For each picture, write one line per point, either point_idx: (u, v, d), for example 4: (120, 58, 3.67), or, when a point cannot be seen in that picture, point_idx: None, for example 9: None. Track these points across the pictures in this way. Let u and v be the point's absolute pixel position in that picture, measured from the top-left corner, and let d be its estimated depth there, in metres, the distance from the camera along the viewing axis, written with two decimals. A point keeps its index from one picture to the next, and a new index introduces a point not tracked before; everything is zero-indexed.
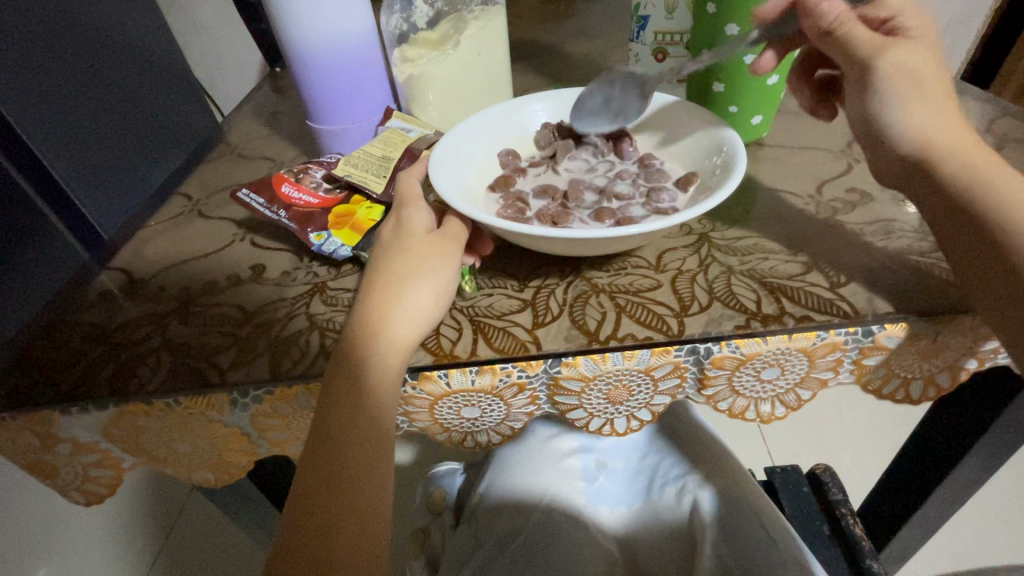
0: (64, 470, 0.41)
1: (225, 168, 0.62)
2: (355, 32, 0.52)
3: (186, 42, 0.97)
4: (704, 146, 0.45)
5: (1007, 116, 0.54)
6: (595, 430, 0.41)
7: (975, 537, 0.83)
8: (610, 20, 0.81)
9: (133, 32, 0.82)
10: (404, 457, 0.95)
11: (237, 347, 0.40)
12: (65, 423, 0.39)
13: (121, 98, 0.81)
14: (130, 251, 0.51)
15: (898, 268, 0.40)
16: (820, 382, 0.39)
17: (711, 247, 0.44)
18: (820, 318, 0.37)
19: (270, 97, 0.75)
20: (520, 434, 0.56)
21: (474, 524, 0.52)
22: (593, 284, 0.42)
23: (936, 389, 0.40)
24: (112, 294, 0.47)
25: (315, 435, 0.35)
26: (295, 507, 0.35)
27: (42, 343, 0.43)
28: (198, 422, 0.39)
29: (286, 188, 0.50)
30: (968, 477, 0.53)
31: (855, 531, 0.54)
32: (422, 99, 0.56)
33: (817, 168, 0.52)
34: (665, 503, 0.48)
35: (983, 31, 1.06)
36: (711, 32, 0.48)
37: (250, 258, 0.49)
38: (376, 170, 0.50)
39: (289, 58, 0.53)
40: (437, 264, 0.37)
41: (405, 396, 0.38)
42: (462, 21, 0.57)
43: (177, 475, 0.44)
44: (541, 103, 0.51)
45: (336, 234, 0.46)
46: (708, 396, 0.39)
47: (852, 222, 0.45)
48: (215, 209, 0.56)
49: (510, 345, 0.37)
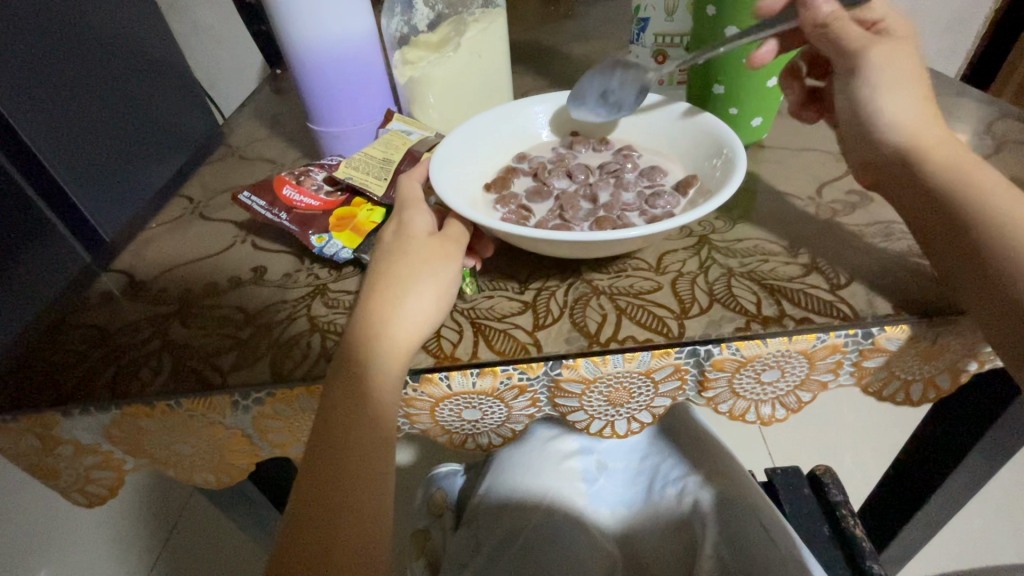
0: (65, 471, 0.41)
1: (226, 169, 0.63)
2: (356, 35, 0.52)
3: (187, 44, 0.98)
4: (704, 148, 0.45)
5: (1007, 118, 0.54)
6: (595, 431, 0.41)
7: (975, 538, 0.83)
8: (610, 22, 0.81)
9: (133, 34, 0.82)
10: (404, 458, 0.96)
11: (238, 349, 0.40)
12: (67, 425, 0.39)
13: (122, 101, 0.81)
14: (131, 253, 0.51)
15: (897, 269, 0.40)
16: (821, 384, 0.39)
17: (711, 249, 0.44)
18: (820, 319, 0.37)
19: (270, 99, 0.75)
20: (521, 435, 0.56)
21: (474, 526, 0.52)
22: (593, 285, 0.42)
23: (936, 391, 0.40)
24: (114, 295, 0.47)
25: (316, 437, 0.35)
26: (296, 509, 0.35)
27: (43, 345, 0.43)
28: (199, 424, 0.39)
29: (287, 191, 0.50)
30: (968, 478, 0.53)
31: (855, 531, 0.54)
32: (422, 102, 0.56)
33: (817, 170, 0.52)
34: (665, 504, 0.48)
35: (983, 32, 1.06)
36: (710, 35, 0.49)
37: (251, 259, 0.49)
38: (376, 172, 0.50)
39: (290, 60, 0.53)
40: (438, 266, 0.37)
41: (407, 398, 0.38)
42: (463, 23, 0.58)
43: (179, 477, 0.44)
44: (541, 105, 0.51)
45: (337, 237, 0.47)
46: (708, 398, 0.39)
47: (852, 223, 0.45)
48: (215, 210, 0.56)
49: (511, 347, 0.37)
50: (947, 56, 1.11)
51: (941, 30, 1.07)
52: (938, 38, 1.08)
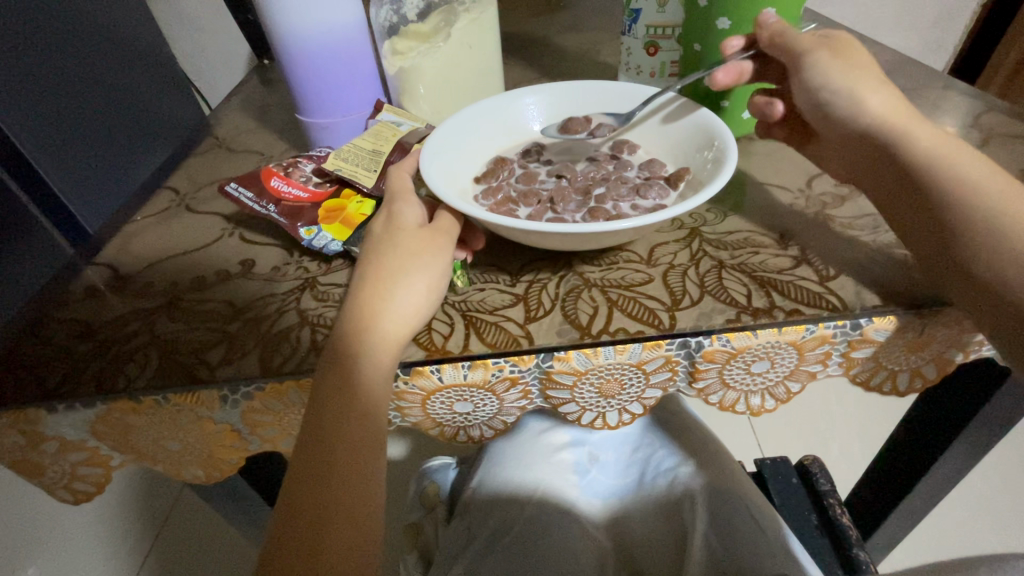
0: (50, 468, 0.41)
1: (213, 162, 0.62)
2: (344, 24, 0.52)
3: (172, 34, 0.96)
4: (696, 140, 0.45)
5: (994, 111, 0.54)
6: (586, 423, 0.41)
7: (956, 524, 0.84)
8: (602, 14, 0.81)
9: (117, 24, 0.81)
10: (397, 451, 0.95)
11: (226, 343, 0.40)
12: (52, 421, 0.38)
13: (98, 94, 0.79)
14: (116, 247, 0.51)
15: (885, 261, 0.40)
16: (809, 375, 0.40)
17: (703, 241, 0.44)
18: (809, 311, 0.37)
19: (258, 89, 0.74)
20: (513, 427, 0.56)
21: (466, 519, 0.52)
22: (585, 278, 0.42)
23: (923, 380, 0.41)
24: (98, 290, 0.46)
25: (307, 431, 0.35)
26: (287, 506, 0.35)
27: (27, 340, 0.42)
28: (188, 418, 0.39)
29: (275, 182, 0.49)
30: (952, 467, 0.54)
31: (842, 520, 0.55)
32: (413, 93, 0.56)
33: (808, 161, 0.52)
34: (655, 495, 0.49)
35: (971, 27, 1.08)
36: (702, 25, 0.49)
37: (240, 253, 0.48)
38: (366, 164, 0.49)
39: (278, 52, 0.52)
40: (428, 259, 0.37)
41: (398, 391, 0.38)
42: (454, 13, 0.56)
43: (167, 473, 0.44)
44: (532, 96, 0.51)
45: (325, 229, 0.46)
46: (699, 389, 0.39)
47: (841, 215, 0.45)
48: (203, 203, 0.55)
49: (502, 340, 0.37)
50: (935, 50, 1.12)
51: (930, 23, 1.07)
52: (927, 32, 1.09)
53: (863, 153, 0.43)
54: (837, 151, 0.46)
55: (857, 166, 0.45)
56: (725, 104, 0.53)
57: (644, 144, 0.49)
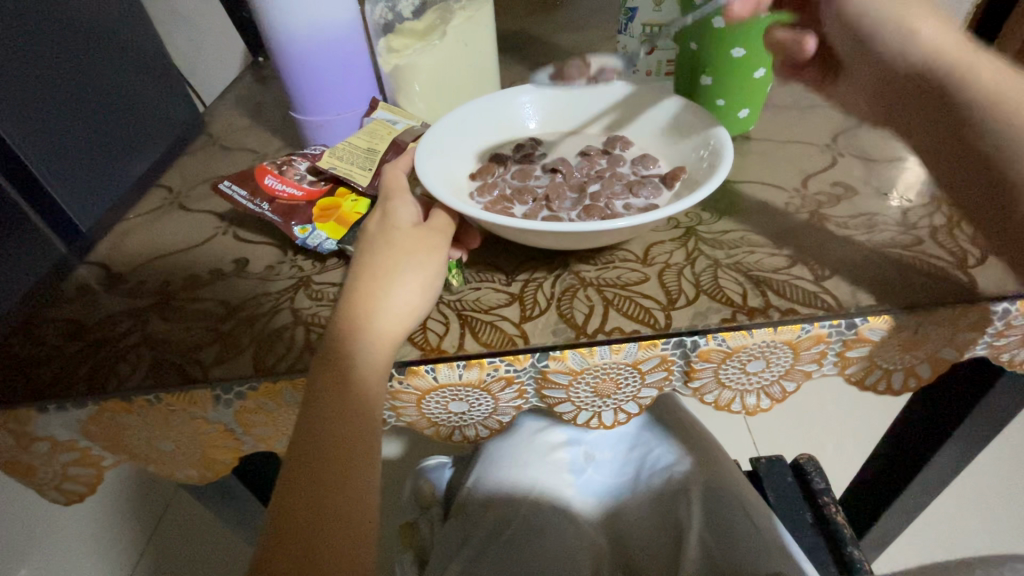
0: (41, 468, 0.40)
1: (207, 160, 0.61)
2: (338, 21, 0.51)
3: (167, 32, 0.96)
4: (693, 139, 0.45)
5: None
6: (582, 423, 0.41)
7: (949, 523, 0.85)
8: (598, 13, 0.81)
9: (110, 22, 0.81)
10: (393, 450, 0.95)
11: (220, 342, 0.40)
12: (43, 421, 0.38)
13: (91, 91, 0.79)
14: (109, 245, 0.50)
15: (880, 261, 0.40)
16: (804, 374, 0.40)
17: (698, 240, 0.44)
18: (804, 311, 0.37)
19: (252, 87, 0.74)
20: (509, 427, 0.57)
21: (462, 518, 0.51)
22: (581, 277, 0.42)
23: (917, 379, 0.41)
24: (91, 289, 0.46)
25: (300, 432, 0.35)
26: (280, 507, 0.35)
27: (18, 340, 0.42)
28: (181, 418, 0.39)
29: (269, 180, 0.49)
30: (946, 465, 0.54)
31: (837, 518, 0.55)
32: (408, 91, 0.56)
33: (803, 160, 0.52)
34: (651, 494, 0.49)
35: None
36: (698, 23, 0.48)
37: (234, 251, 0.48)
38: (361, 163, 0.49)
39: (271, 49, 0.52)
40: (423, 258, 0.37)
41: (393, 391, 0.38)
42: (449, 10, 0.56)
43: (160, 473, 0.44)
44: (528, 94, 0.51)
45: (320, 227, 0.46)
46: (695, 388, 0.39)
47: (836, 215, 0.45)
48: (196, 201, 0.55)
49: (498, 339, 0.37)
50: None
51: None
52: None
53: (903, 93, 0.44)
54: (871, 89, 0.48)
55: (892, 103, 0.46)
56: (721, 103, 0.53)
57: (640, 142, 0.49)
